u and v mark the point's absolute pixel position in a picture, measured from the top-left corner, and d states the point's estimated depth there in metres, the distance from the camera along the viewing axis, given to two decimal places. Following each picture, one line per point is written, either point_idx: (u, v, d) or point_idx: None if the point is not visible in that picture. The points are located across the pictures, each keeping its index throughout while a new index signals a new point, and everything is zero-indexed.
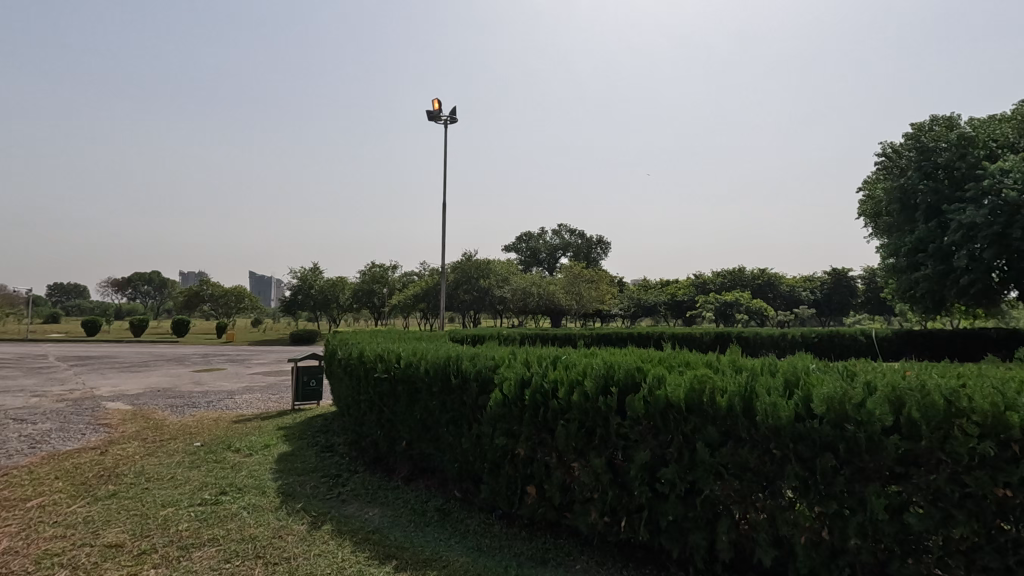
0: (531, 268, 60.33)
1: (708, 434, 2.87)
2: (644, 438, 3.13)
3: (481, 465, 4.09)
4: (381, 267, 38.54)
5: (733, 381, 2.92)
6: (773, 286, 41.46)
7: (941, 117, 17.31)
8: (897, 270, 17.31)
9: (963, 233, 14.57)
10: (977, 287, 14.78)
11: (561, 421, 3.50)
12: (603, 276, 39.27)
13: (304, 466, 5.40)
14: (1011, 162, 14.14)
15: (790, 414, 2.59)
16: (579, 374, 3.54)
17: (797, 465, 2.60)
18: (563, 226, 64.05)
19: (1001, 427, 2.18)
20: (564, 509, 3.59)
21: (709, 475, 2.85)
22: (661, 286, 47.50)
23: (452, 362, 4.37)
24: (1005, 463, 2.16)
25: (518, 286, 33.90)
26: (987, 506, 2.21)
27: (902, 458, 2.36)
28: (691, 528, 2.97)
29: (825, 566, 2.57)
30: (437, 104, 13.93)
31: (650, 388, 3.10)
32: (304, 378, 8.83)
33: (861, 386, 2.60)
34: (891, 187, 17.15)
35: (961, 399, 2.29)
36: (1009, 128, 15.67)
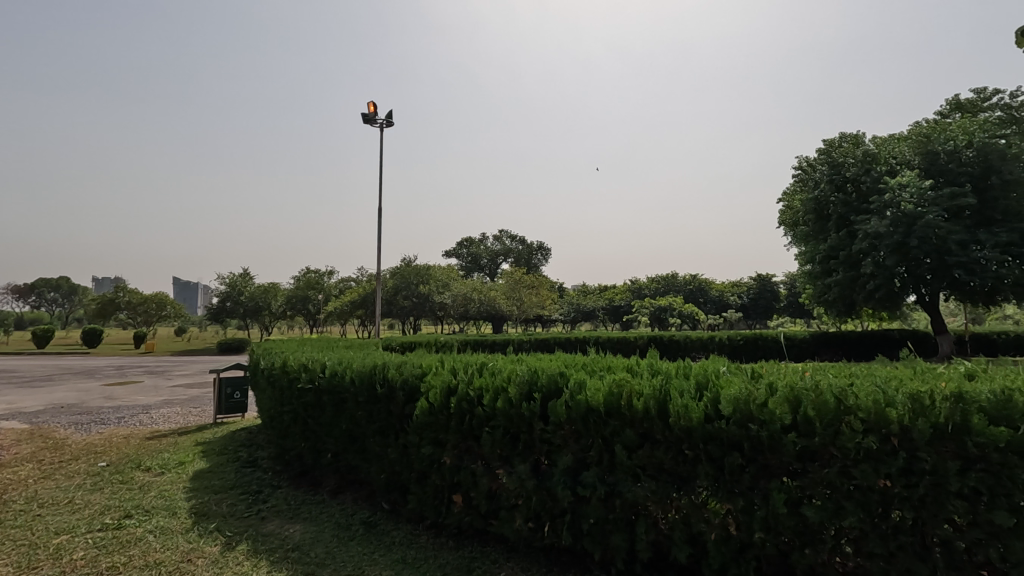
0: (472, 274, 60.28)
1: (626, 437, 2.93)
2: (567, 443, 3.17)
3: (408, 474, 4.03)
4: (317, 273, 37.33)
5: (650, 385, 3.03)
6: (704, 291, 43.42)
7: (849, 135, 18.72)
8: (813, 276, 18.54)
9: (869, 242, 15.81)
10: (881, 291, 16.01)
11: (486, 428, 3.49)
12: (543, 282, 39.78)
13: (222, 483, 5.12)
14: (908, 179, 15.47)
15: (699, 416, 2.70)
16: (504, 381, 3.55)
17: (707, 465, 2.71)
18: (504, 232, 64.35)
19: (883, 423, 2.34)
20: (490, 517, 3.58)
21: (628, 476, 2.93)
22: (599, 292, 48.65)
23: (378, 370, 4.30)
24: (886, 455, 2.33)
25: (459, 292, 33.76)
26: (873, 497, 2.36)
27: (800, 455, 2.50)
28: (612, 530, 3.03)
29: (735, 561, 2.69)
30: (372, 107, 13.66)
31: (572, 393, 3.15)
32: (228, 391, 8.37)
33: (764, 387, 2.75)
34: (806, 198, 18.40)
35: (848, 399, 2.47)
36: (906, 145, 17.04)
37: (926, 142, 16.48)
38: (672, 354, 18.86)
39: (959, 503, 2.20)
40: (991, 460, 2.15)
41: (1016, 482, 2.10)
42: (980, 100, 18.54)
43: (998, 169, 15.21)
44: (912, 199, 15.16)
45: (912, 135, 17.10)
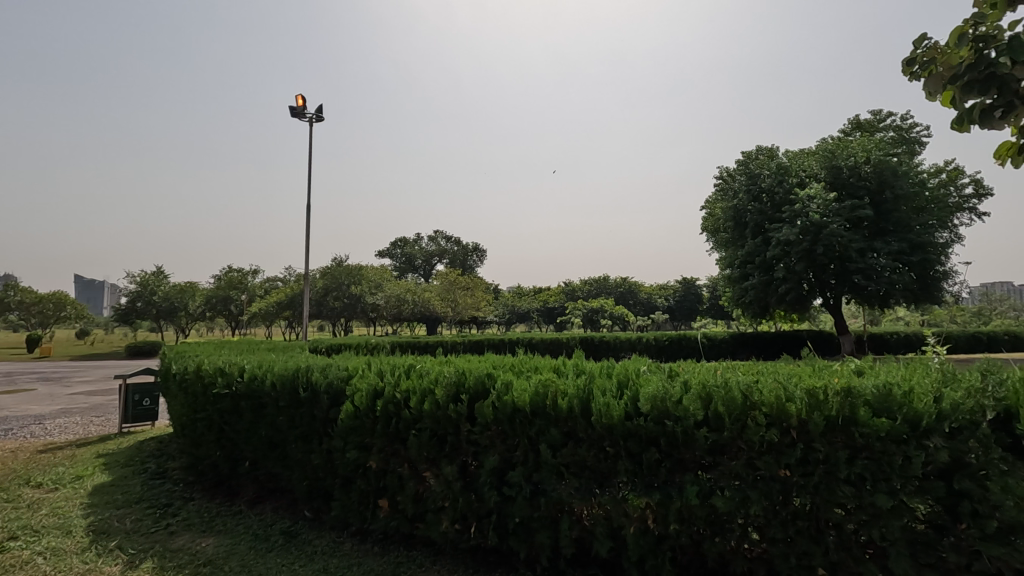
0: (406, 275, 59.40)
1: (550, 436, 2.99)
2: (494, 443, 3.19)
3: (332, 480, 3.91)
4: (240, 271, 35.56)
5: (573, 385, 3.11)
6: (634, 293, 45.12)
7: (764, 148, 19.97)
8: (732, 280, 19.67)
9: (782, 248, 17.00)
10: (791, 294, 17.24)
11: (413, 431, 3.45)
12: (478, 284, 39.82)
13: (126, 497, 4.75)
14: (815, 191, 16.72)
15: (620, 414, 2.80)
16: (432, 383, 3.52)
17: (627, 461, 2.81)
18: (440, 233, 63.83)
19: (784, 417, 2.52)
20: (417, 520, 3.54)
21: (552, 474, 2.98)
22: (534, 294, 49.30)
23: (301, 373, 4.15)
24: (786, 446, 2.52)
25: (391, 293, 33.16)
26: (774, 486, 2.53)
27: (711, 449, 2.65)
28: (538, 528, 3.07)
29: (652, 552, 2.80)
30: (301, 100, 13.17)
31: (499, 394, 3.18)
32: (135, 398, 7.77)
33: (679, 385, 2.89)
34: (726, 206, 19.50)
35: (754, 394, 2.64)
36: (813, 160, 18.40)
37: (831, 157, 17.87)
38: (601, 355, 19.40)
39: (848, 488, 2.39)
40: (874, 448, 2.36)
41: (895, 467, 2.32)
42: (876, 121, 20.36)
43: (891, 185, 16.79)
44: (819, 210, 16.41)
45: (819, 150, 18.45)
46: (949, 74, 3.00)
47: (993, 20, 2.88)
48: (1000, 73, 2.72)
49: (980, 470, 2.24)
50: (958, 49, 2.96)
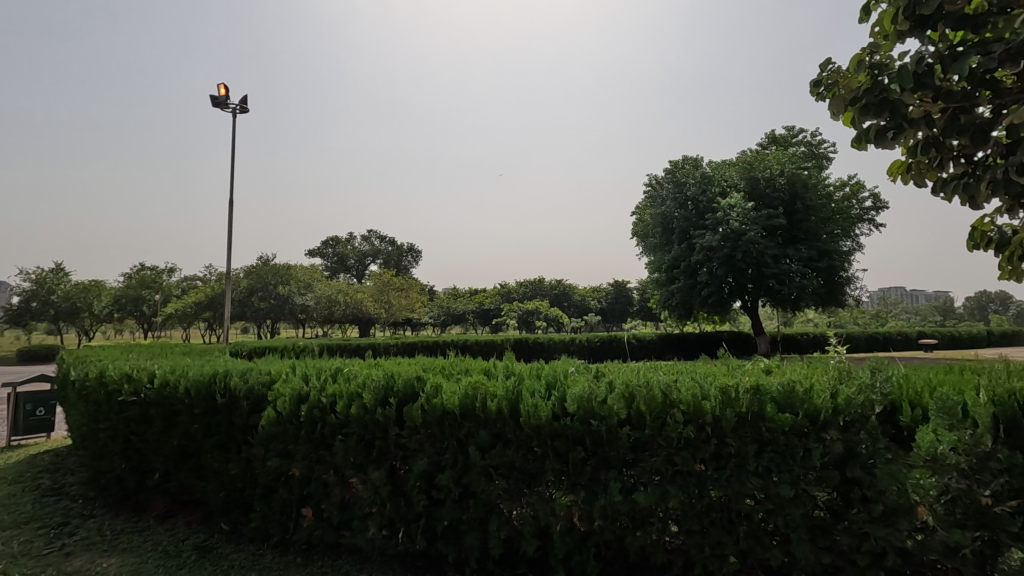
0: (337, 275, 57.56)
1: (479, 438, 3.00)
2: (422, 447, 3.16)
3: (251, 490, 3.73)
4: (153, 270, 33.41)
5: (503, 387, 3.13)
6: (567, 295, 46.21)
7: (690, 158, 20.93)
8: (660, 284, 20.51)
9: (705, 254, 17.95)
10: (714, 297, 18.22)
11: (339, 437, 3.35)
12: (413, 284, 39.23)
13: (13, 518, 4.30)
14: (736, 201, 17.77)
15: (547, 414, 2.86)
16: (359, 387, 3.44)
17: (554, 460, 2.86)
18: (374, 232, 62.31)
19: (699, 415, 2.66)
20: (343, 528, 3.45)
21: (481, 476, 3.00)
22: (469, 295, 49.22)
23: (218, 379, 3.92)
24: (701, 442, 2.65)
25: (322, 293, 32.01)
26: (691, 480, 2.66)
27: (633, 446, 2.75)
28: (466, 530, 3.08)
29: (577, 548, 2.88)
30: (223, 89, 12.46)
31: (428, 396, 3.16)
32: (27, 408, 7.05)
33: (604, 386, 2.99)
34: (654, 213, 20.32)
35: (673, 393, 2.77)
36: (734, 171, 19.51)
37: (750, 169, 19.00)
38: (532, 356, 19.74)
39: (755, 480, 2.56)
40: (779, 441, 2.54)
41: (797, 459, 2.50)
42: (789, 136, 21.85)
43: (802, 197, 18.15)
44: (739, 218, 17.46)
45: (740, 162, 19.60)
46: (850, 96, 3.35)
47: (885, 50, 3.24)
48: (891, 98, 3.09)
49: (868, 459, 2.47)
50: (857, 74, 3.31)
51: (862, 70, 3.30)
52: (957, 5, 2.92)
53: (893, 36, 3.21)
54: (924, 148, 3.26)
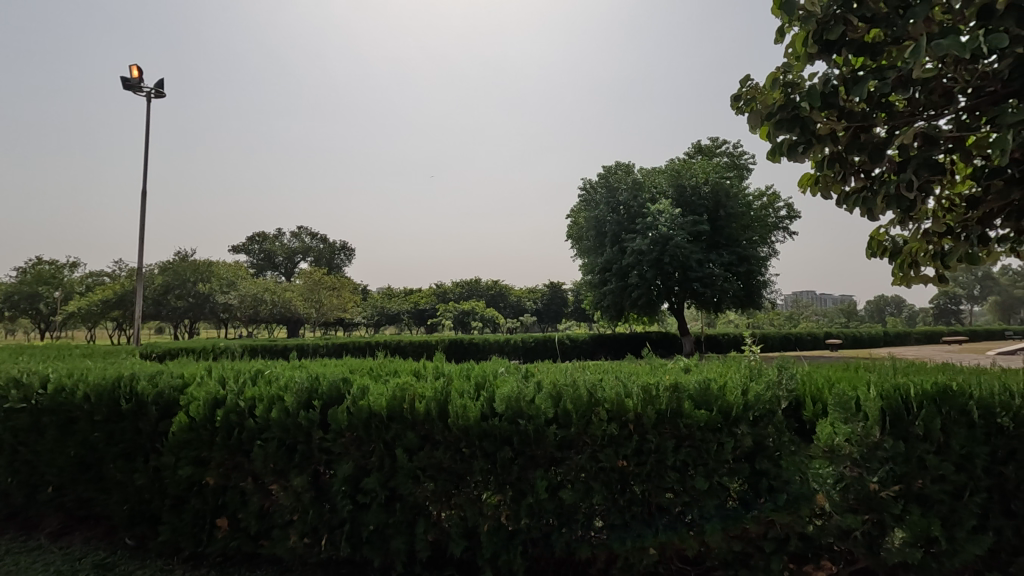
0: (264, 273, 55.03)
1: (407, 440, 2.96)
2: (348, 451, 3.06)
3: (160, 502, 3.49)
4: (52, 264, 30.53)
5: (432, 388, 3.10)
6: (504, 296, 46.53)
7: (622, 164, 21.54)
8: (593, 285, 21.04)
9: (636, 257, 18.60)
10: (643, 299, 18.93)
11: (258, 442, 3.20)
12: (346, 283, 38.14)
13: None
14: (664, 207, 18.52)
15: (475, 415, 2.86)
16: (280, 389, 3.30)
17: (481, 460, 2.87)
18: (304, 229, 59.98)
19: (623, 413, 2.75)
20: (262, 537, 3.29)
21: (408, 479, 2.95)
22: (405, 295, 48.44)
23: (124, 383, 3.64)
24: (623, 439, 2.74)
25: (247, 292, 30.49)
26: (614, 477, 2.74)
27: (560, 444, 2.80)
28: (392, 534, 3.03)
29: (505, 547, 2.90)
30: (136, 72, 11.61)
31: (353, 399, 3.07)
32: None
33: (533, 385, 3.03)
34: (588, 216, 20.82)
35: (598, 392, 2.85)
36: (663, 178, 20.34)
37: (678, 177, 19.86)
38: (463, 356, 19.73)
39: (673, 474, 2.67)
40: (695, 436, 2.67)
41: (711, 453, 2.64)
42: (714, 147, 23.03)
43: (724, 205, 19.21)
44: (667, 223, 18.23)
45: (668, 169, 20.45)
46: (765, 111, 3.61)
47: (797, 71, 3.51)
48: (802, 115, 3.37)
49: (775, 451, 2.63)
50: (772, 92, 3.58)
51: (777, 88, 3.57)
52: (858, 33, 3.21)
53: (804, 57, 3.48)
54: (830, 163, 3.54)
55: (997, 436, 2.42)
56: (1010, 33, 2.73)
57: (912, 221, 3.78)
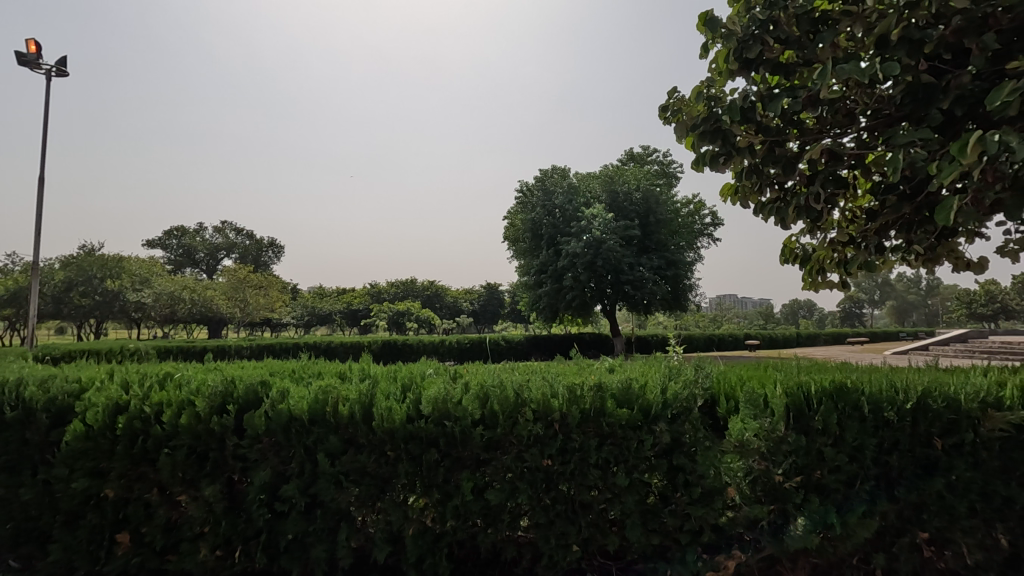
0: (183, 270, 51.75)
1: (329, 444, 2.86)
2: (265, 457, 2.92)
3: (51, 518, 3.18)
4: None
5: (356, 390, 3.02)
6: (440, 297, 46.27)
7: (558, 168, 21.80)
8: (529, 287, 21.30)
9: (570, 260, 18.96)
10: (577, 301, 19.33)
11: (164, 450, 2.99)
12: (273, 282, 36.55)
13: None
14: (598, 211, 19.01)
15: (401, 417, 2.81)
16: (192, 393, 3.10)
17: (406, 463, 2.82)
18: (228, 224, 56.82)
19: (548, 414, 2.79)
20: (168, 552, 3.08)
21: (329, 484, 2.85)
22: (337, 294, 47.07)
23: (8, 390, 3.30)
24: (549, 439, 2.78)
25: (162, 289, 28.52)
26: (538, 477, 2.77)
27: (486, 445, 2.80)
28: (313, 542, 2.91)
29: (430, 551, 2.86)
30: (33, 46, 10.59)
31: (272, 403, 2.93)
32: None
33: (460, 386, 3.01)
34: (524, 219, 21.01)
35: (525, 393, 2.87)
36: (597, 183, 20.87)
37: (611, 183, 20.47)
38: (387, 359, 19.48)
39: (595, 471, 2.74)
40: (616, 434, 2.75)
41: (631, 450, 2.73)
42: (645, 155, 23.89)
43: (654, 211, 19.98)
44: (601, 227, 18.70)
45: (602, 175, 21.00)
46: (690, 122, 3.78)
47: (719, 85, 3.70)
48: (723, 127, 3.58)
49: (691, 447, 2.74)
50: (697, 104, 3.76)
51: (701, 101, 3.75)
52: (773, 54, 3.45)
53: (725, 74, 3.67)
54: (747, 174, 3.74)
55: (884, 428, 2.65)
56: (901, 62, 3.05)
57: (819, 231, 4.07)
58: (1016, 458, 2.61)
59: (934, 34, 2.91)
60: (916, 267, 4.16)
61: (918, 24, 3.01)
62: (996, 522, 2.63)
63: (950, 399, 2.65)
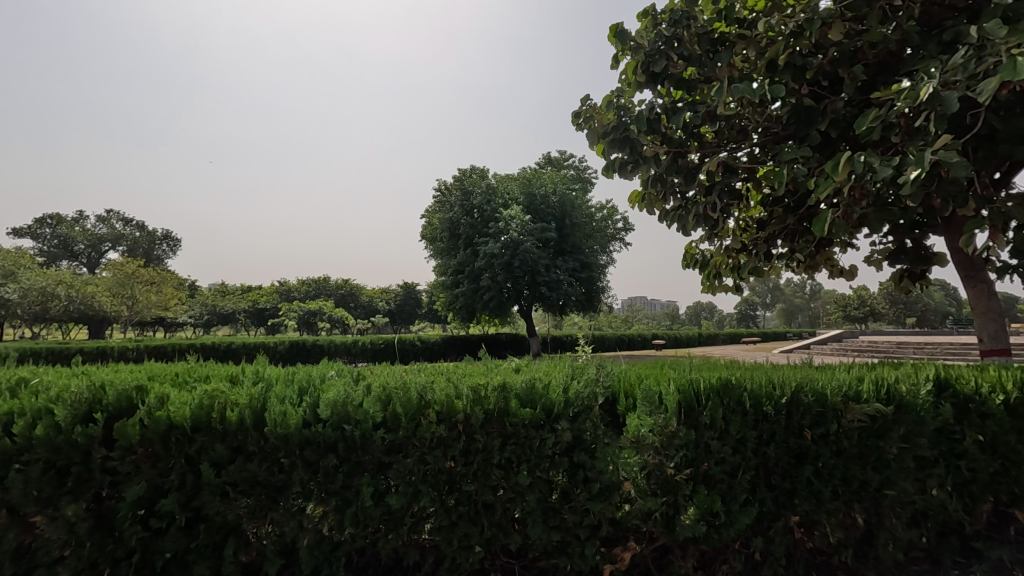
0: (59, 263, 46.44)
1: (215, 453, 2.65)
2: (139, 469, 2.66)
3: None
4: None
5: (248, 394, 2.82)
6: (355, 296, 44.97)
7: (478, 168, 21.70)
8: (446, 287, 21.21)
9: (488, 260, 19.02)
10: (493, 301, 19.48)
11: (16, 467, 2.64)
12: (168, 277, 33.77)
13: None
14: (515, 213, 19.18)
15: (297, 422, 2.66)
16: (52, 401, 2.76)
17: (302, 471, 2.67)
18: (115, 213, 51.58)
19: (453, 414, 2.75)
20: None
21: (214, 496, 2.65)
22: (242, 292, 44.32)
23: None
24: (452, 440, 2.75)
25: (33, 284, 25.43)
26: (441, 479, 2.74)
27: (388, 449, 2.72)
28: (196, 559, 2.69)
29: (326, 561, 2.74)
30: None
31: (149, 409, 2.68)
32: None
33: (362, 389, 2.91)
34: (442, 218, 20.86)
35: (430, 394, 2.81)
36: (515, 185, 21.08)
37: (529, 185, 20.77)
38: (291, 361, 18.54)
39: (498, 471, 2.75)
40: (519, 434, 2.77)
41: (533, 449, 2.76)
42: (562, 159, 24.48)
43: (570, 215, 20.55)
44: (518, 229, 18.90)
45: (520, 177, 21.23)
46: (601, 130, 3.93)
47: (628, 96, 3.85)
48: (630, 136, 3.74)
49: (591, 444, 2.81)
50: (606, 112, 3.89)
51: (610, 110, 3.88)
52: (677, 69, 3.64)
53: (633, 85, 3.82)
54: (652, 183, 3.91)
55: (764, 421, 2.87)
56: (787, 85, 3.33)
57: (716, 237, 4.35)
58: (870, 445, 2.92)
59: (814, 62, 3.21)
60: (799, 272, 4.55)
61: (801, 52, 3.30)
62: (855, 503, 2.93)
63: (818, 393, 2.91)
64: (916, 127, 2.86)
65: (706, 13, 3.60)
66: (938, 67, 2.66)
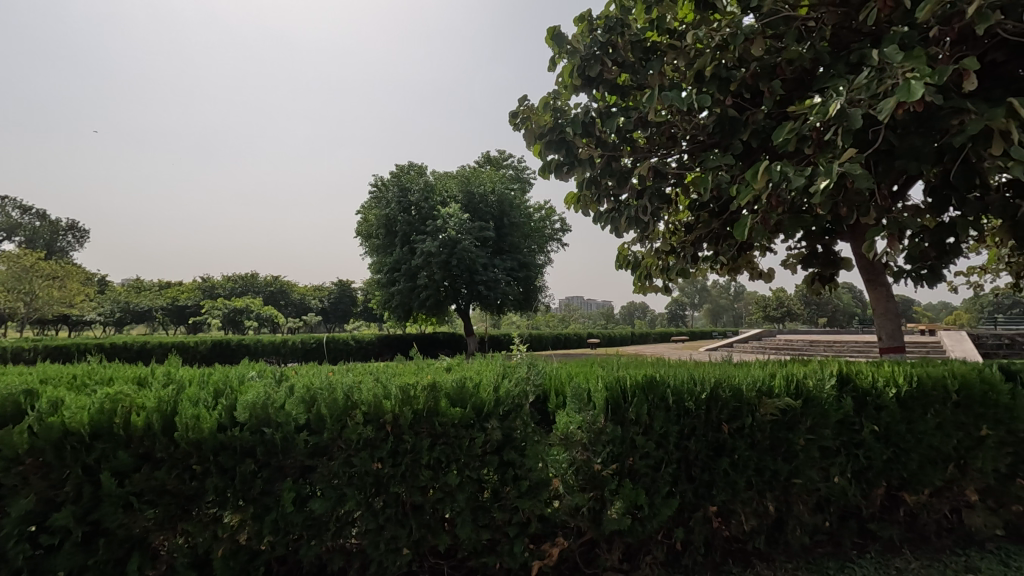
0: None
1: (117, 461, 2.45)
2: (28, 482, 2.41)
3: None
4: None
5: (158, 396, 2.63)
6: (285, 293, 43.15)
7: (415, 164, 21.33)
8: (382, 285, 20.78)
9: (424, 258, 18.78)
10: (430, 300, 19.30)
11: None
12: (74, 272, 31.08)
13: None
14: (453, 211, 19.02)
15: (210, 426, 2.51)
16: None
17: (216, 477, 2.53)
18: (11, 201, 46.82)
19: (380, 415, 2.68)
20: None
21: (116, 508, 2.45)
22: (160, 288, 41.48)
23: None
24: (379, 440, 2.68)
25: None
26: (368, 481, 2.66)
27: (312, 452, 2.62)
28: None
29: (242, 570, 2.60)
30: None
31: (40, 415, 2.44)
32: None
33: (283, 390, 2.78)
34: (378, 214, 20.41)
35: (356, 395, 2.72)
36: (453, 183, 20.92)
37: (468, 184, 20.67)
38: (213, 362, 17.55)
39: (426, 472, 2.71)
40: (449, 434, 2.74)
41: (463, 448, 2.74)
42: (501, 159, 24.52)
43: (508, 215, 20.61)
44: (456, 227, 18.77)
45: (459, 175, 21.08)
46: (537, 131, 3.96)
47: (564, 99, 3.91)
48: (565, 139, 3.80)
49: (521, 442, 2.82)
50: (543, 114, 3.93)
51: (546, 111, 3.92)
52: (611, 75, 3.73)
53: (569, 88, 3.87)
54: (586, 185, 3.98)
55: (685, 416, 2.99)
56: (712, 96, 3.49)
57: (646, 240, 4.50)
58: (781, 437, 3.11)
59: (736, 75, 3.39)
60: (722, 274, 4.77)
61: (724, 65, 3.46)
62: (767, 492, 3.11)
63: (735, 389, 3.07)
64: (825, 140, 3.06)
65: (639, 22, 3.70)
66: (845, 86, 2.87)
